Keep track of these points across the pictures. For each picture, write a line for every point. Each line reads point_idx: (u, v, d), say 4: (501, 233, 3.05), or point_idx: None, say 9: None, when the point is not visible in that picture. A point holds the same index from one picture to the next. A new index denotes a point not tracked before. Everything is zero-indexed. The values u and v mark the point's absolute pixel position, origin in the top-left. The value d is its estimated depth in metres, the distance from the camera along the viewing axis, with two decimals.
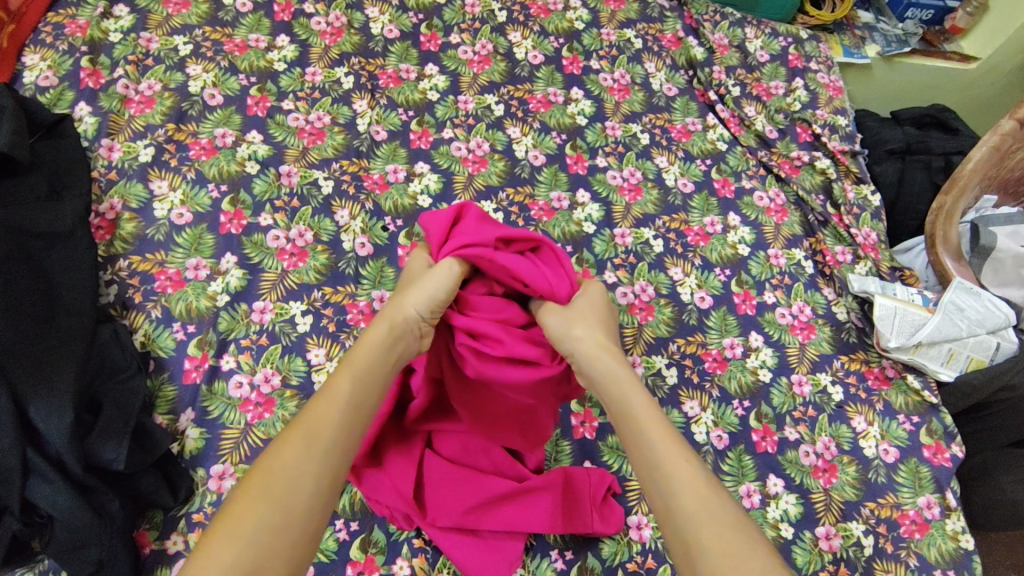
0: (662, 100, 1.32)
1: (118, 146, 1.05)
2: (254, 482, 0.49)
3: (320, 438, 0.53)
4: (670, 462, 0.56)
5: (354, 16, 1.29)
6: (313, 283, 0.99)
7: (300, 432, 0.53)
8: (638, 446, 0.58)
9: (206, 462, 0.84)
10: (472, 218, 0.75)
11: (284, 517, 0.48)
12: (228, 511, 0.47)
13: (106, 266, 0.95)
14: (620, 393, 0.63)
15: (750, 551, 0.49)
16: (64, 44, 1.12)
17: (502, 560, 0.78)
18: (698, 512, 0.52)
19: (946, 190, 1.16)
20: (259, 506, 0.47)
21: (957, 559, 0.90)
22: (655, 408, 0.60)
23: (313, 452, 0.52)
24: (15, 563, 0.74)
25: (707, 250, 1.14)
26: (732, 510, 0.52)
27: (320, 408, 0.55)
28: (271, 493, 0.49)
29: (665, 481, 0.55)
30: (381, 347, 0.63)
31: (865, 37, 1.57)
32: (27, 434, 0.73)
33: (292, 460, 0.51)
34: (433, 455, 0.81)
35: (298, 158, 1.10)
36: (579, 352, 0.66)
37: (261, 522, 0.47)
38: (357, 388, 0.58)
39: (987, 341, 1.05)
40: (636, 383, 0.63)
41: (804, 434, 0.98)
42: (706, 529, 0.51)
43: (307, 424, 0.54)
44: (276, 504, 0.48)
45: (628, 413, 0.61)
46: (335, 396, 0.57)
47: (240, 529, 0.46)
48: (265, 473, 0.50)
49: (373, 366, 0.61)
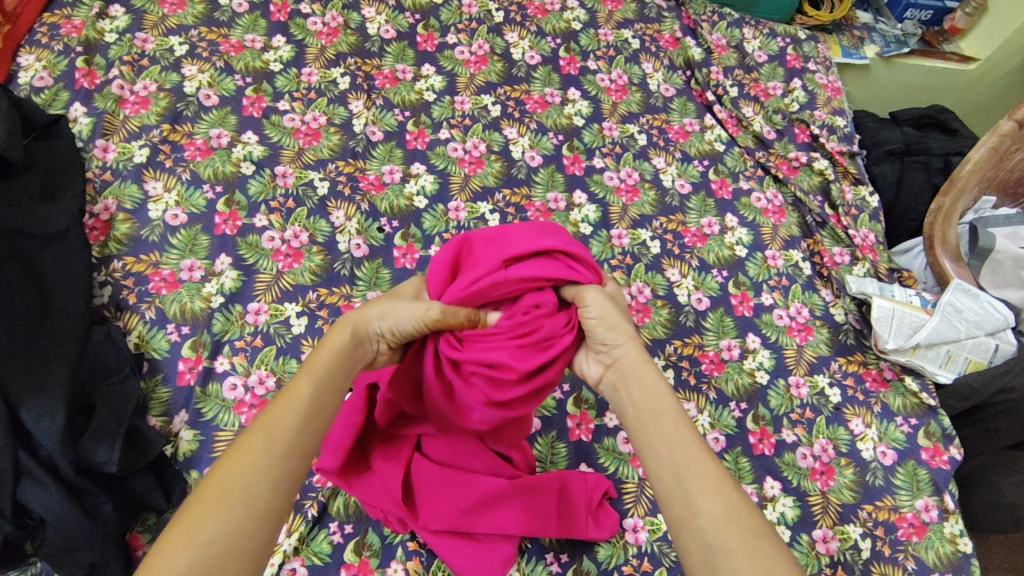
0: (660, 100, 1.32)
1: (113, 146, 1.04)
2: (211, 489, 0.48)
3: (279, 441, 0.52)
4: (690, 468, 0.54)
5: (350, 16, 1.29)
6: (308, 284, 0.98)
7: (259, 438, 0.51)
8: (666, 445, 0.56)
9: (200, 464, 0.83)
10: (471, 250, 0.70)
11: (244, 521, 0.47)
12: (189, 513, 0.46)
13: (100, 267, 0.94)
14: (650, 389, 0.60)
15: (775, 557, 0.47)
16: (59, 44, 1.12)
17: (496, 561, 0.78)
18: (725, 518, 0.50)
19: (945, 190, 1.16)
20: (215, 513, 0.46)
21: (955, 562, 0.89)
22: (676, 412, 0.58)
23: (272, 457, 0.51)
24: (8, 565, 0.74)
25: (704, 251, 1.13)
26: (757, 518, 0.51)
27: (280, 411, 0.54)
28: (229, 500, 0.47)
29: (688, 483, 0.53)
30: (342, 353, 0.60)
31: (863, 38, 1.57)
32: (19, 437, 0.73)
33: (251, 465, 0.49)
34: (423, 458, 0.80)
35: (294, 159, 1.09)
36: (619, 350, 0.64)
37: (220, 528, 0.46)
38: (319, 392, 0.56)
39: (985, 343, 1.04)
40: (666, 387, 0.60)
41: (802, 436, 0.97)
42: (733, 534, 0.49)
43: (266, 428, 0.52)
44: (234, 511, 0.47)
45: (658, 410, 0.59)
46: (297, 398, 0.55)
47: (197, 535, 0.45)
48: (223, 477, 0.48)
49: (336, 368, 0.59)
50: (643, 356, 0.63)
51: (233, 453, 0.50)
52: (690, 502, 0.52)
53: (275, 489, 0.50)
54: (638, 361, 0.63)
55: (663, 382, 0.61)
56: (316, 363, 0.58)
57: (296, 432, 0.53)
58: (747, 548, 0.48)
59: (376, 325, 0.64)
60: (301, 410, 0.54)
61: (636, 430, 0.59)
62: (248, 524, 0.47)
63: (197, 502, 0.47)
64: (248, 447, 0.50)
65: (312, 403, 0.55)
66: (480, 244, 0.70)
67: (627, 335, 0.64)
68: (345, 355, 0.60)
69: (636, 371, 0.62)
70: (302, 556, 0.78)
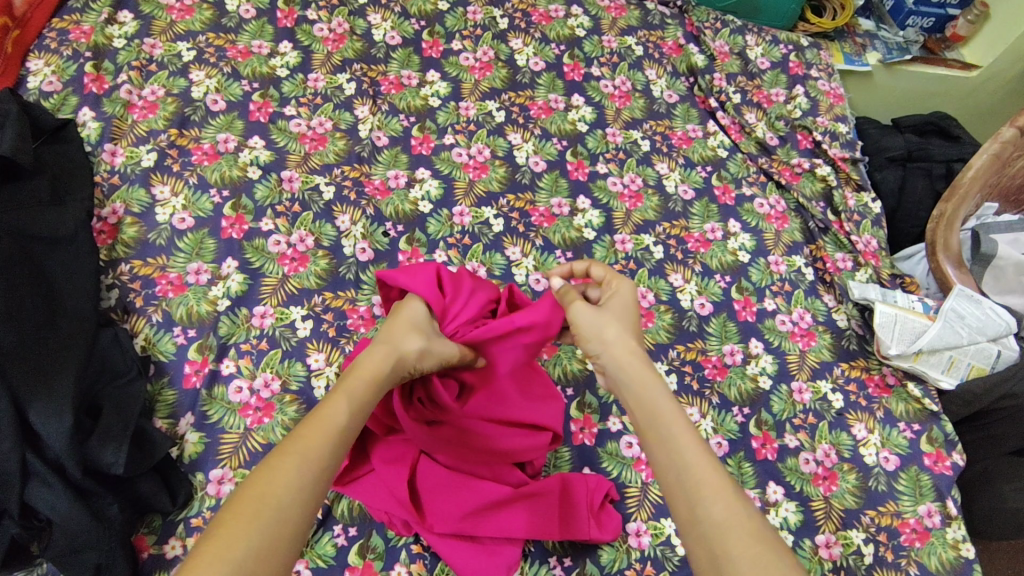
0: (663, 106, 1.33)
1: (121, 151, 1.05)
2: (245, 502, 0.48)
3: (310, 463, 0.53)
4: (692, 474, 0.55)
5: (357, 22, 1.30)
6: (313, 288, 0.99)
7: (294, 455, 0.53)
8: (665, 452, 0.58)
9: (206, 466, 0.84)
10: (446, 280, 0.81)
11: (274, 537, 0.48)
12: (222, 529, 0.47)
13: (108, 270, 0.95)
14: (643, 391, 0.63)
15: (776, 561, 0.49)
16: (68, 49, 1.14)
17: (501, 563, 0.77)
18: (726, 520, 0.52)
19: (946, 198, 1.16)
20: (254, 523, 0.47)
21: (958, 568, 0.89)
22: (680, 414, 0.60)
23: (303, 478, 0.52)
24: (14, 566, 0.74)
25: (707, 256, 1.14)
26: (758, 521, 0.52)
27: (312, 433, 0.55)
28: (263, 513, 0.48)
29: (693, 488, 0.55)
30: (371, 381, 0.64)
31: (865, 45, 1.58)
32: (27, 437, 0.73)
33: (285, 482, 0.51)
34: (430, 460, 0.80)
35: (300, 163, 1.10)
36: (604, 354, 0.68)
37: (258, 534, 0.47)
38: (347, 417, 0.59)
39: (988, 349, 1.05)
40: (657, 380, 0.64)
41: (804, 441, 0.97)
42: (735, 540, 0.51)
43: (298, 450, 0.54)
44: (267, 526, 0.48)
45: (654, 415, 0.61)
46: (327, 421, 0.57)
47: (229, 548, 0.46)
48: (259, 492, 0.50)
49: (367, 400, 0.62)
50: (636, 354, 0.66)
51: (265, 470, 0.51)
52: (692, 507, 0.54)
53: (302, 510, 0.51)
54: (633, 360, 0.66)
55: (654, 379, 0.64)
56: (346, 390, 0.61)
57: (327, 453, 0.55)
58: (749, 552, 0.50)
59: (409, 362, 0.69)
60: (331, 435, 0.56)
61: (642, 434, 0.61)
62: (279, 539, 0.48)
63: (230, 519, 0.48)
64: (280, 465, 0.52)
65: (345, 429, 0.58)
66: (448, 277, 0.81)
67: (610, 336, 0.68)
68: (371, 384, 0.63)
69: (634, 371, 0.65)
70: (307, 558, 0.78)
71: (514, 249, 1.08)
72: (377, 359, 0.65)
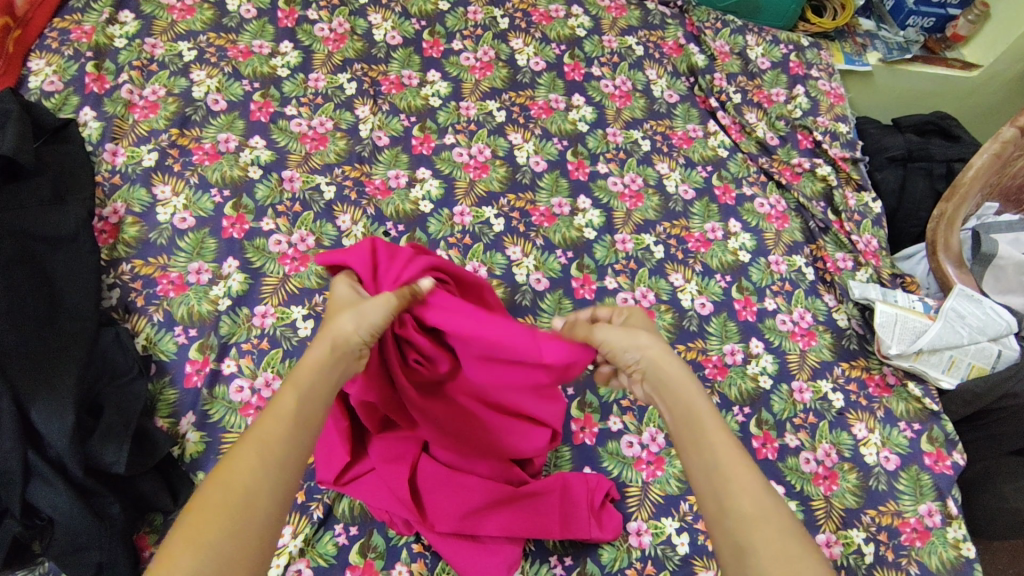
0: (664, 106, 1.33)
1: (122, 151, 1.06)
2: (208, 503, 0.48)
3: (272, 451, 0.53)
4: (724, 472, 0.55)
5: (357, 22, 1.30)
6: (314, 288, 0.99)
7: (253, 448, 0.52)
8: (698, 449, 0.58)
9: (206, 465, 0.84)
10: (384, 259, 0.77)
11: (243, 534, 0.48)
12: (189, 532, 0.47)
13: (109, 270, 0.95)
14: (678, 392, 0.63)
15: (801, 559, 0.49)
16: (70, 49, 1.14)
17: (502, 562, 0.78)
18: (754, 517, 0.52)
19: (947, 197, 1.16)
20: (222, 522, 0.47)
21: (958, 568, 0.89)
22: (713, 414, 0.60)
23: (266, 467, 0.52)
24: (15, 565, 0.74)
25: (708, 256, 1.14)
26: (786, 519, 0.52)
27: (269, 422, 0.54)
28: (229, 509, 0.48)
29: (723, 484, 0.55)
30: (323, 366, 0.60)
31: (866, 45, 1.58)
32: (28, 436, 0.73)
33: (247, 475, 0.50)
34: (430, 459, 0.80)
35: (301, 163, 1.10)
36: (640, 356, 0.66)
37: (228, 532, 0.47)
38: (303, 402, 0.57)
39: (988, 349, 1.04)
40: (692, 380, 0.63)
41: (805, 441, 0.97)
42: (762, 535, 0.51)
43: (258, 441, 0.53)
44: (235, 524, 0.48)
45: (690, 414, 0.61)
46: (279, 408, 0.55)
47: (199, 550, 0.46)
48: (220, 489, 0.49)
49: (320, 382, 0.59)
50: (672, 356, 0.65)
51: (224, 466, 0.51)
52: (720, 504, 0.54)
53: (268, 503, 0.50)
54: (668, 361, 0.65)
55: (690, 379, 0.64)
56: (298, 374, 0.59)
57: (290, 439, 0.54)
58: (775, 550, 0.50)
59: (356, 337, 0.63)
60: (290, 421, 0.55)
61: (675, 431, 0.61)
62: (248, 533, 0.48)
63: (194, 523, 0.47)
64: (240, 460, 0.51)
65: (299, 414, 0.56)
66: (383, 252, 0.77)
67: (645, 341, 0.66)
68: (326, 366, 0.60)
69: (669, 372, 0.64)
70: (307, 557, 0.78)
71: (514, 249, 1.08)
72: (318, 352, 0.61)
